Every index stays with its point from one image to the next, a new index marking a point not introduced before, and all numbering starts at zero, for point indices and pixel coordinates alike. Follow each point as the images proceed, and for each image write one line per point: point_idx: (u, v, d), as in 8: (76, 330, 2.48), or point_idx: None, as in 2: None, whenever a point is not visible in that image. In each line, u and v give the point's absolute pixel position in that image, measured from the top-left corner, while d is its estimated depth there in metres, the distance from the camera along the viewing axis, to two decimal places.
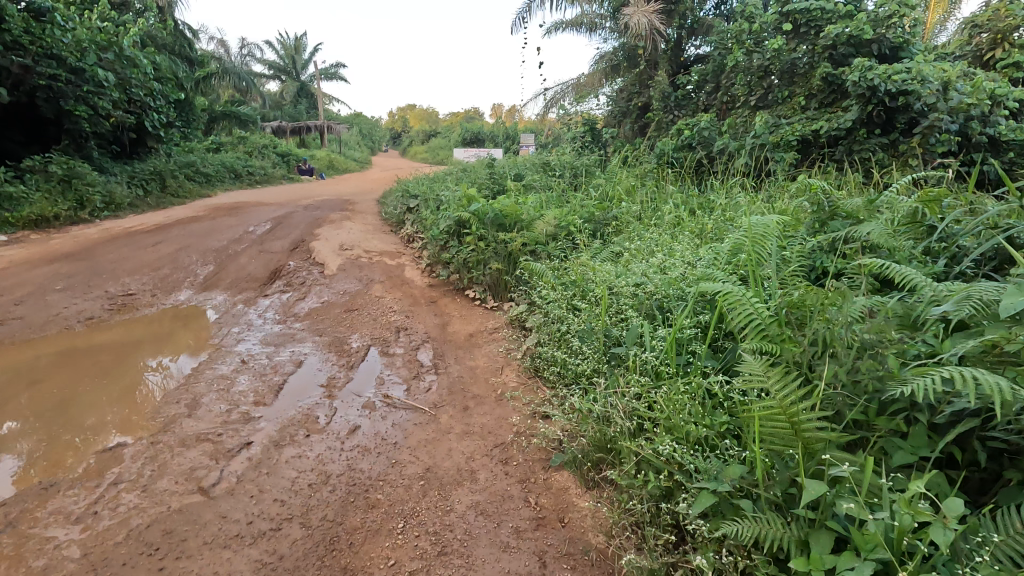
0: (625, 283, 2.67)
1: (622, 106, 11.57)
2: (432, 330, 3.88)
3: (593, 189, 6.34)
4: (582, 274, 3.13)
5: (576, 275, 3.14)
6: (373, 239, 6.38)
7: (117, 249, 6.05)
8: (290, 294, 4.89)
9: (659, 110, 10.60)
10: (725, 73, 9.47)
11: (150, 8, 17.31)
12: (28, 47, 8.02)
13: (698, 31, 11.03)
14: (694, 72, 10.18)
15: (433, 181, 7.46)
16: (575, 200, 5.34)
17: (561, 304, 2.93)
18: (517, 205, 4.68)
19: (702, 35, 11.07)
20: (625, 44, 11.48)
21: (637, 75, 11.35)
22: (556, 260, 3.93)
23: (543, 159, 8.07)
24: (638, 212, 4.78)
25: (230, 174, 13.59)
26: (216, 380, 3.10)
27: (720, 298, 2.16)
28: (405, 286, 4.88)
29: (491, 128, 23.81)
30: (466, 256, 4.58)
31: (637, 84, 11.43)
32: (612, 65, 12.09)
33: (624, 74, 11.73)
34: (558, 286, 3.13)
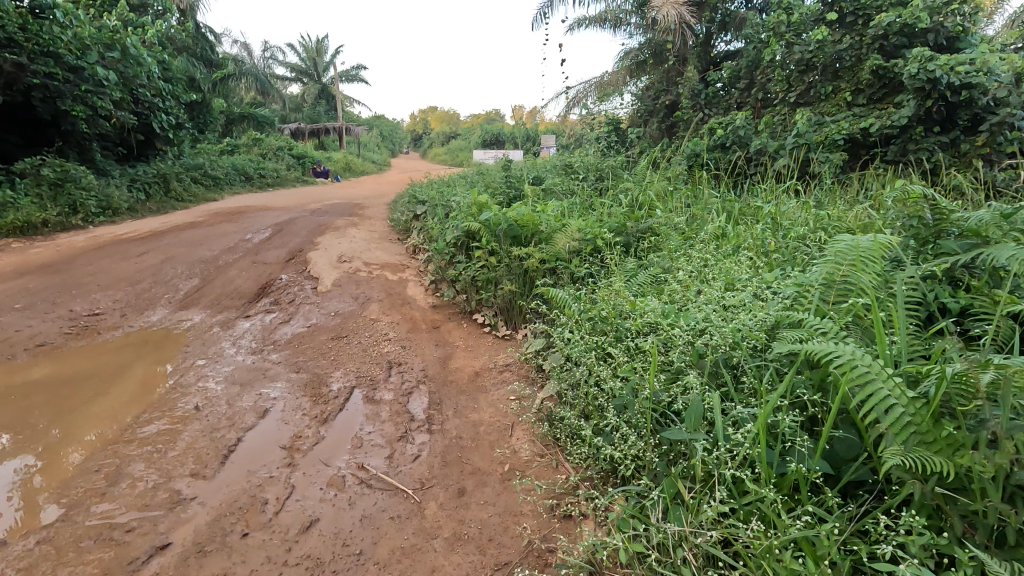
0: (679, 327, 1.99)
1: (648, 105, 10.87)
2: (430, 365, 3.23)
3: (619, 194, 5.67)
4: (615, 307, 2.46)
5: (607, 308, 2.48)
6: (376, 250, 5.80)
7: (98, 260, 5.55)
8: (276, 314, 4.30)
9: (688, 108, 9.86)
10: (760, 69, 8.69)
11: (166, 9, 17.12)
12: (23, 44, 7.67)
13: (729, 25, 10.26)
14: (726, 68, 9.42)
15: (443, 185, 6.85)
16: (601, 208, 4.67)
17: (590, 350, 2.26)
18: (534, 213, 4.01)
19: (733, 30, 10.30)
20: (650, 40, 10.77)
21: (665, 72, 10.63)
22: (579, 284, 3.27)
23: (563, 161, 7.40)
24: (677, 221, 4.08)
25: (241, 176, 13.21)
26: (155, 436, 2.50)
27: (833, 367, 1.49)
28: (405, 307, 4.26)
29: (510, 129, 23.19)
30: (473, 274, 3.93)
31: (665, 81, 10.70)
32: (637, 61, 11.36)
33: (651, 72, 11.02)
34: (585, 323, 2.46)
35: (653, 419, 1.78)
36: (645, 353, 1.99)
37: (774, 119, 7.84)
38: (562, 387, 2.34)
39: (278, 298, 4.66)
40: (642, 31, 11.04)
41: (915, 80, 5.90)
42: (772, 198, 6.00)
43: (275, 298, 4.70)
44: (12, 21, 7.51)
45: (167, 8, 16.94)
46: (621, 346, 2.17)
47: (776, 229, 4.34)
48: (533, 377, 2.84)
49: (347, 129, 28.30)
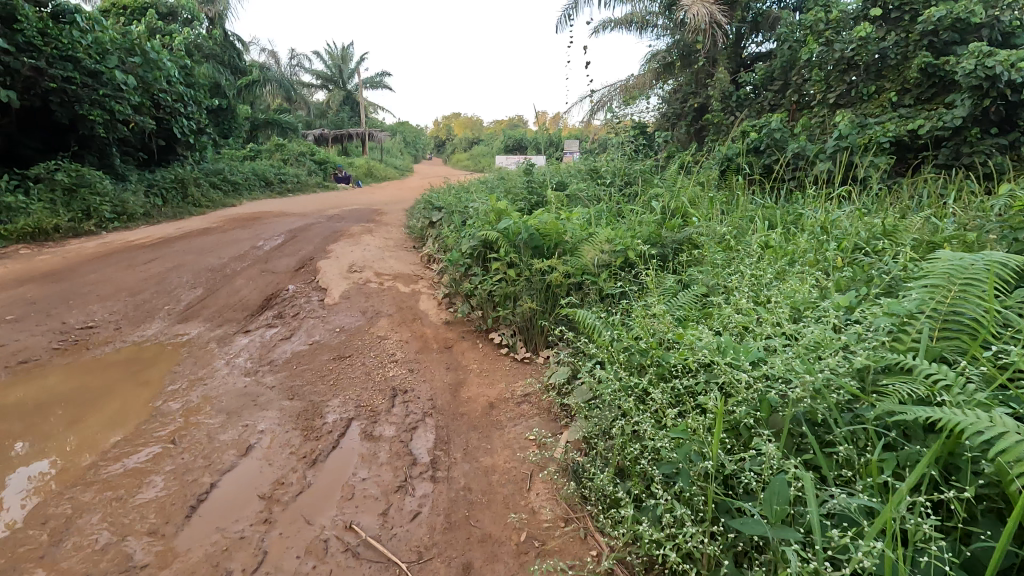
0: (746, 369, 1.59)
1: (676, 108, 10.40)
2: (439, 393, 2.86)
3: (649, 201, 5.25)
4: (657, 336, 2.07)
5: (647, 335, 2.09)
6: (389, 259, 5.48)
7: (103, 267, 5.34)
8: (277, 329, 3.99)
9: (718, 111, 9.37)
10: (796, 68, 8.17)
11: (194, 18, 17.25)
12: (41, 49, 7.59)
13: (761, 25, 9.75)
14: (758, 69, 8.93)
15: (460, 191, 6.52)
16: (631, 216, 4.26)
17: (628, 392, 1.87)
18: (558, 221, 3.63)
19: (765, 31, 9.79)
20: (677, 41, 10.34)
21: (694, 74, 10.15)
22: (610, 304, 2.88)
23: (588, 165, 7.00)
24: (718, 230, 3.66)
25: (261, 182, 13.11)
26: (117, 478, 2.16)
27: (987, 450, 1.10)
28: (416, 324, 3.90)
29: (533, 135, 22.86)
30: (490, 289, 3.57)
31: (693, 83, 10.23)
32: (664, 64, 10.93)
33: (679, 74, 10.55)
34: (622, 354, 2.07)
35: (715, 496, 1.39)
36: (702, 402, 1.60)
37: (814, 120, 7.34)
38: (589, 434, 1.96)
39: (282, 311, 4.36)
40: (670, 33, 10.61)
41: (972, 77, 5.37)
42: (817, 205, 5.51)
43: (279, 310, 4.39)
44: (32, 25, 7.47)
45: (195, 16, 17.10)
46: (666, 387, 1.77)
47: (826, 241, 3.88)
48: (556, 412, 2.46)
49: (370, 135, 28.30)
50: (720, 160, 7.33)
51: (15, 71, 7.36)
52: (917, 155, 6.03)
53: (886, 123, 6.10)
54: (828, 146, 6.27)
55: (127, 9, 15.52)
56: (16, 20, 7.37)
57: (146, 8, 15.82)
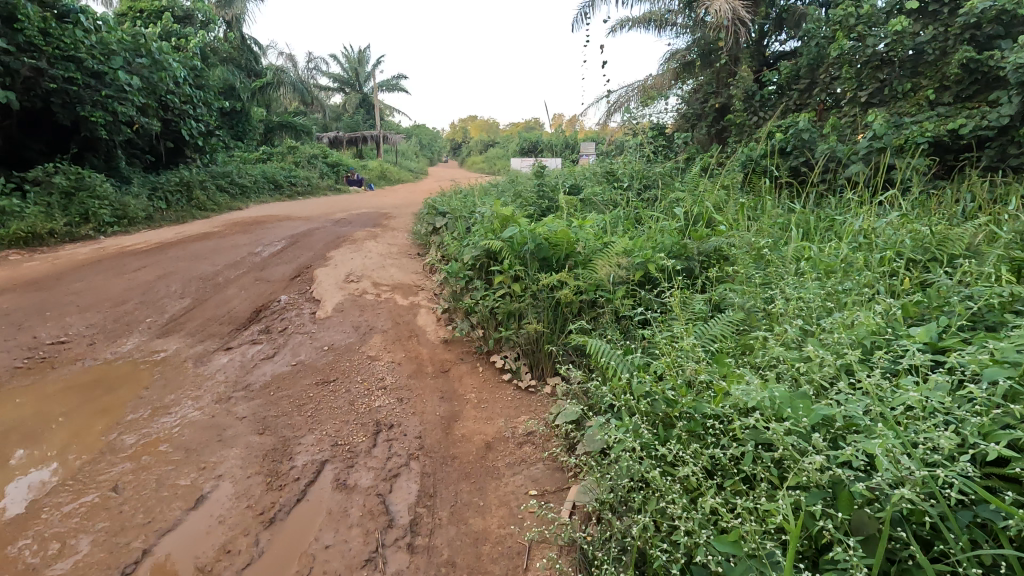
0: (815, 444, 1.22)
1: (696, 109, 9.94)
2: (430, 430, 2.48)
3: (670, 206, 4.82)
4: (688, 380, 1.69)
5: (676, 378, 1.70)
6: (389, 268, 5.13)
7: (90, 275, 5.08)
8: (261, 346, 3.65)
9: (740, 111, 8.89)
10: (825, 66, 7.68)
11: (210, 20, 17.17)
12: (42, 48, 7.41)
13: (785, 22, 9.24)
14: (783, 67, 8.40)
15: (467, 194, 6.15)
16: (651, 224, 3.85)
17: (656, 459, 1.51)
18: (569, 228, 3.25)
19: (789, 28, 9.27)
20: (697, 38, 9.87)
21: (715, 73, 9.69)
22: (630, 330, 2.49)
23: (604, 167, 6.59)
24: (750, 240, 3.24)
25: (271, 184, 12.91)
26: (37, 540, 1.83)
27: None
28: (411, 342, 3.54)
29: (548, 138, 22.44)
30: (491, 305, 3.19)
31: (714, 83, 9.76)
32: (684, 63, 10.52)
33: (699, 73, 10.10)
34: (646, 401, 1.69)
35: None
36: (758, 491, 1.23)
37: (845, 118, 6.85)
38: (603, 503, 1.60)
39: (269, 325, 4.03)
40: (689, 29, 10.14)
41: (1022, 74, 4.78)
42: (852, 211, 5.05)
43: (267, 324, 4.06)
44: (33, 24, 7.29)
45: (210, 18, 16.99)
46: (705, 455, 1.40)
47: (869, 253, 3.43)
48: (562, 462, 2.08)
49: (385, 137, 28.13)
50: (744, 162, 6.87)
51: (15, 71, 7.18)
52: (958, 157, 5.50)
53: (925, 121, 5.62)
54: (861, 146, 5.80)
55: (143, 11, 15.47)
56: (17, 19, 7.20)
57: (162, 10, 15.75)
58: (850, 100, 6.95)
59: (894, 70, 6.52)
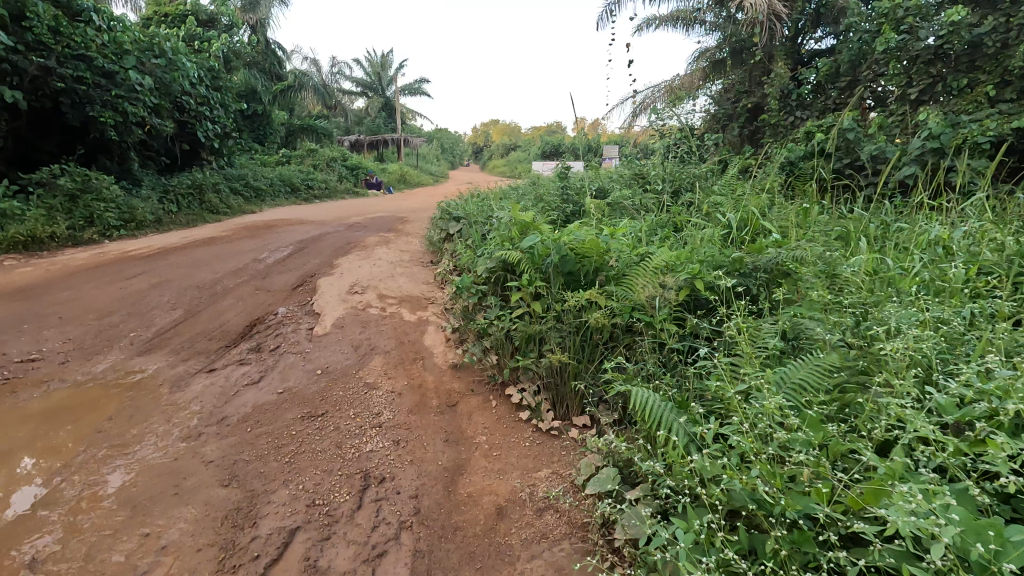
0: None
1: (728, 109, 9.34)
2: (430, 486, 2.03)
3: (710, 213, 4.29)
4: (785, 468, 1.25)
5: (767, 462, 1.26)
6: (397, 278, 4.69)
7: (81, 283, 4.76)
8: (249, 367, 3.24)
9: (775, 110, 8.28)
10: (868, 61, 7.07)
11: (233, 24, 17.13)
12: (51, 47, 7.22)
13: (823, 17, 8.48)
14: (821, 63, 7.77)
15: (483, 199, 5.69)
16: (690, 233, 3.34)
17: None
18: (599, 238, 2.78)
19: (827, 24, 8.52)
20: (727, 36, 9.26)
21: (749, 71, 9.09)
22: (683, 371, 2.03)
23: (633, 169, 6.06)
24: (816, 250, 2.70)
25: (287, 188, 12.66)
26: None
27: None
28: (415, 366, 3.08)
29: (571, 142, 21.87)
30: (507, 328, 2.73)
31: (747, 81, 9.15)
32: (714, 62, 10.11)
33: (730, 72, 9.52)
34: (727, 495, 1.26)
35: None
36: None
37: (891, 118, 6.18)
38: None
39: (262, 342, 3.62)
40: (716, 30, 9.64)
41: None
42: (914, 219, 4.45)
43: (259, 340, 3.65)
44: (42, 22, 7.12)
45: (233, 22, 16.89)
46: None
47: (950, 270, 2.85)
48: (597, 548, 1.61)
49: (406, 141, 27.94)
50: (784, 164, 6.29)
51: (22, 70, 6.99)
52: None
53: (984, 119, 4.94)
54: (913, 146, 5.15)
55: (168, 15, 15.41)
56: (26, 17, 7.02)
57: (186, 14, 15.70)
58: (898, 97, 6.25)
59: (949, 64, 5.75)
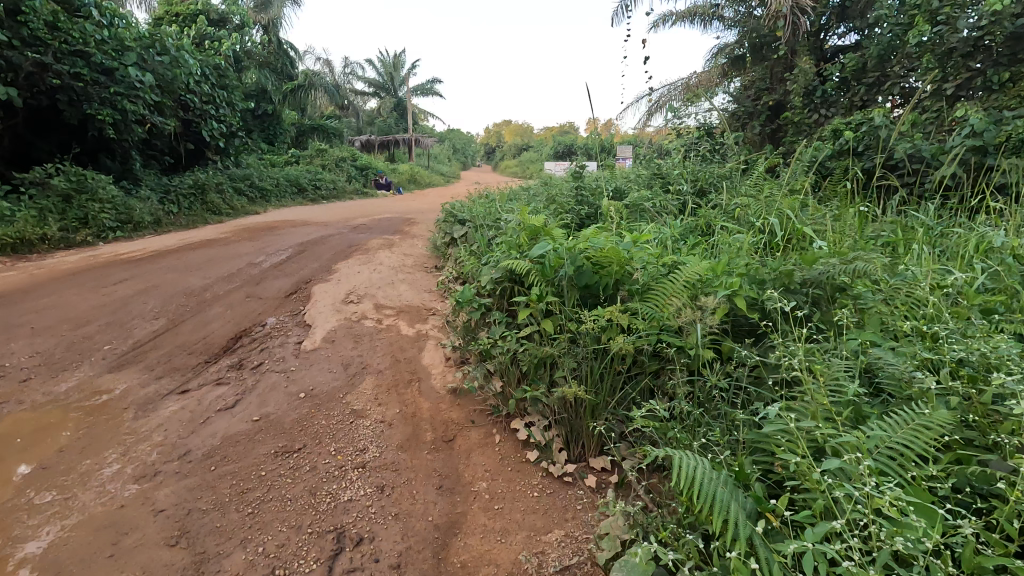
0: None
1: (748, 107, 8.82)
2: (415, 552, 1.67)
3: (739, 216, 3.89)
4: None
5: None
6: (397, 286, 4.35)
7: (64, 288, 4.48)
8: (226, 387, 2.90)
9: (798, 108, 7.72)
10: (900, 56, 6.57)
11: (245, 23, 16.96)
12: (47, 43, 7.00)
13: (850, 12, 8.01)
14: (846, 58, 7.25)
15: (491, 200, 5.33)
16: (721, 239, 2.95)
17: None
18: (619, 246, 2.41)
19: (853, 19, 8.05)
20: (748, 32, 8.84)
21: (770, 67, 8.62)
22: (732, 416, 1.67)
23: (652, 168, 5.65)
24: (875, 259, 2.30)
25: (294, 188, 12.42)
26: None
27: None
28: (410, 390, 2.72)
29: (584, 142, 21.41)
30: (513, 350, 2.37)
31: (767, 79, 8.68)
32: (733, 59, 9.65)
33: (750, 69, 9.06)
34: None
35: None
36: None
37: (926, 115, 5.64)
38: None
39: (245, 358, 3.29)
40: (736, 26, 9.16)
41: None
42: (962, 223, 4.02)
43: (242, 356, 3.32)
44: (38, 17, 6.90)
45: (245, 22, 16.68)
46: None
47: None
48: None
49: (417, 141, 27.68)
50: (813, 164, 5.85)
51: (17, 66, 6.77)
52: None
53: None
54: (952, 144, 4.66)
55: (179, 15, 15.22)
56: (22, 12, 6.80)
57: (197, 13, 15.50)
58: (933, 93, 5.72)
59: (991, 56, 5.25)
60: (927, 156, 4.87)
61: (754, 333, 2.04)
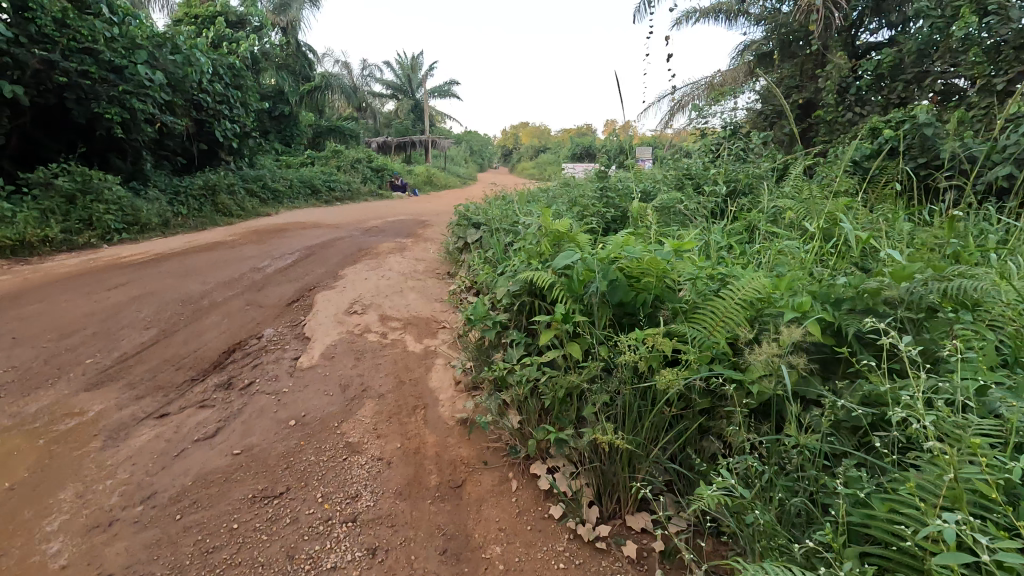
0: None
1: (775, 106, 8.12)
2: None
3: (784, 220, 3.48)
4: None
5: None
6: (406, 294, 4.03)
7: (56, 294, 4.25)
8: (210, 411, 2.58)
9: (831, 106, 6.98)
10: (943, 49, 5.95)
11: (262, 25, 16.86)
12: (55, 40, 6.85)
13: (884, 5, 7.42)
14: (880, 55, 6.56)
15: (507, 202, 4.97)
16: (772, 247, 2.55)
17: None
18: (659, 256, 2.04)
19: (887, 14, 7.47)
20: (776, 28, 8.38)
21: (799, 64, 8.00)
22: (823, 483, 1.31)
23: (681, 168, 5.24)
24: (973, 273, 1.87)
25: (308, 189, 12.21)
26: None
27: None
28: (413, 420, 2.37)
29: (604, 143, 20.90)
30: (535, 378, 2.01)
31: (797, 76, 8.05)
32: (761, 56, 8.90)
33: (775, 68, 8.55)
34: None
35: None
36: None
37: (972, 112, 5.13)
38: None
39: (236, 375, 2.98)
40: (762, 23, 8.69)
41: None
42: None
43: (233, 372, 3.01)
44: (47, 14, 6.76)
45: (263, 24, 16.54)
46: None
47: None
48: None
49: (433, 142, 27.45)
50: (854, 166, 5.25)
51: (24, 64, 6.62)
52: None
53: None
54: (1006, 143, 4.12)
55: (198, 17, 15.08)
56: (29, 8, 6.66)
57: (215, 15, 15.41)
58: (981, 89, 5.21)
59: None
60: (979, 156, 4.36)
61: (824, 360, 1.72)
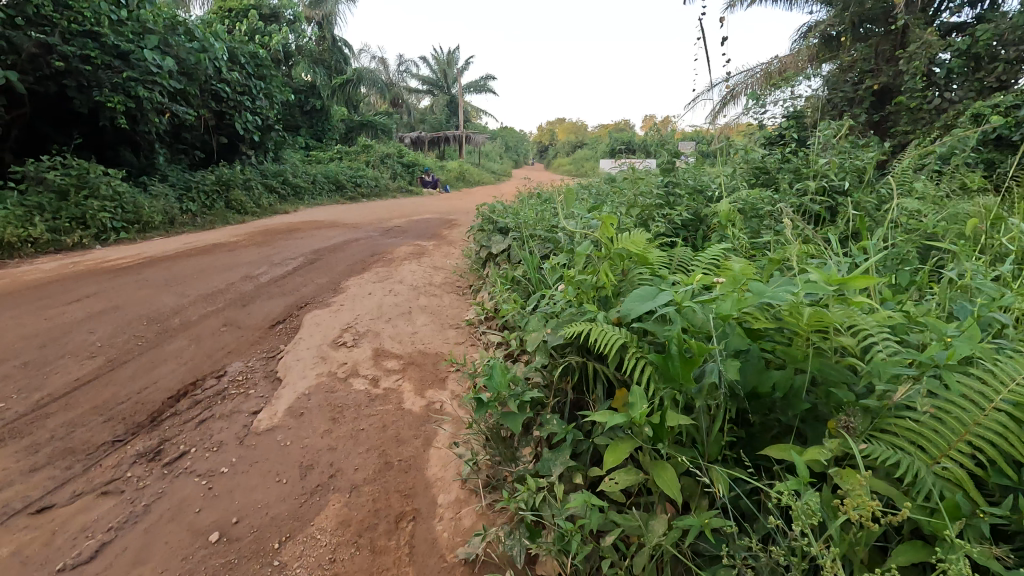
0: None
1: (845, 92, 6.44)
2: None
3: (928, 228, 2.49)
4: None
5: None
6: (413, 318, 3.20)
7: (7, 308, 3.58)
8: (110, 505, 1.78)
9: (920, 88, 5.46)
10: None
11: (296, 19, 16.33)
12: (54, 21, 6.30)
13: None
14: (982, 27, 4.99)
15: (543, 201, 4.10)
16: (959, 281, 1.61)
17: None
18: (813, 310, 1.15)
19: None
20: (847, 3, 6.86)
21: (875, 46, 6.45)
22: None
23: (758, 160, 4.22)
24: None
25: (333, 186, 11.59)
26: None
27: None
28: (392, 548, 1.51)
29: (644, 138, 19.75)
30: (595, 527, 1.12)
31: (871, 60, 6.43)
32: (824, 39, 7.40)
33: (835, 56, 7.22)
34: None
35: None
36: None
37: None
38: None
39: (171, 437, 2.18)
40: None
41: None
42: None
43: (169, 432, 2.22)
44: None
45: (297, 17, 16.02)
46: None
47: None
48: None
49: (467, 138, 26.63)
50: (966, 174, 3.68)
51: (19, 48, 6.10)
52: None
53: None
54: None
55: (232, 10, 14.64)
56: None
57: (249, 8, 14.91)
58: None
59: None
60: None
61: None
